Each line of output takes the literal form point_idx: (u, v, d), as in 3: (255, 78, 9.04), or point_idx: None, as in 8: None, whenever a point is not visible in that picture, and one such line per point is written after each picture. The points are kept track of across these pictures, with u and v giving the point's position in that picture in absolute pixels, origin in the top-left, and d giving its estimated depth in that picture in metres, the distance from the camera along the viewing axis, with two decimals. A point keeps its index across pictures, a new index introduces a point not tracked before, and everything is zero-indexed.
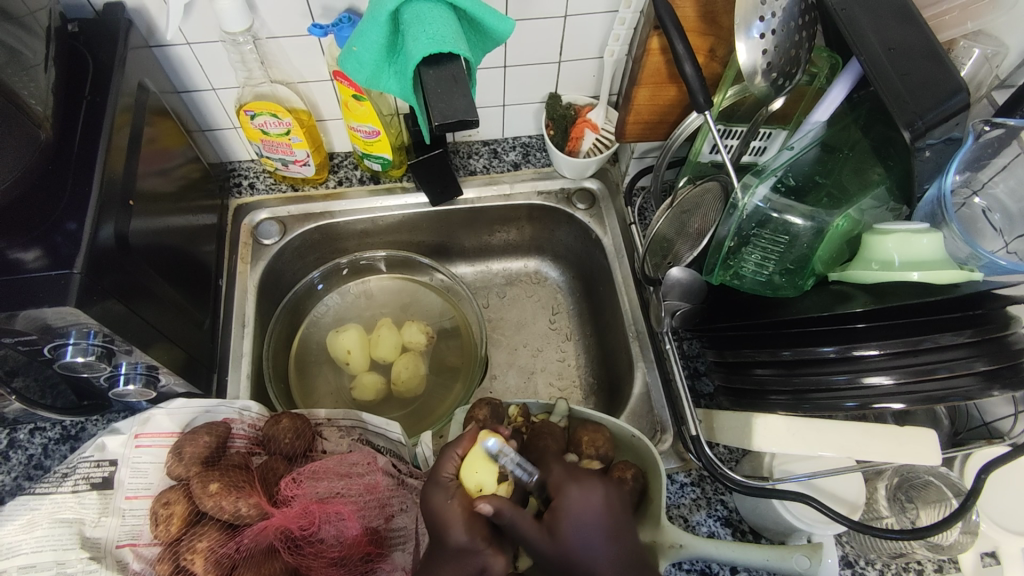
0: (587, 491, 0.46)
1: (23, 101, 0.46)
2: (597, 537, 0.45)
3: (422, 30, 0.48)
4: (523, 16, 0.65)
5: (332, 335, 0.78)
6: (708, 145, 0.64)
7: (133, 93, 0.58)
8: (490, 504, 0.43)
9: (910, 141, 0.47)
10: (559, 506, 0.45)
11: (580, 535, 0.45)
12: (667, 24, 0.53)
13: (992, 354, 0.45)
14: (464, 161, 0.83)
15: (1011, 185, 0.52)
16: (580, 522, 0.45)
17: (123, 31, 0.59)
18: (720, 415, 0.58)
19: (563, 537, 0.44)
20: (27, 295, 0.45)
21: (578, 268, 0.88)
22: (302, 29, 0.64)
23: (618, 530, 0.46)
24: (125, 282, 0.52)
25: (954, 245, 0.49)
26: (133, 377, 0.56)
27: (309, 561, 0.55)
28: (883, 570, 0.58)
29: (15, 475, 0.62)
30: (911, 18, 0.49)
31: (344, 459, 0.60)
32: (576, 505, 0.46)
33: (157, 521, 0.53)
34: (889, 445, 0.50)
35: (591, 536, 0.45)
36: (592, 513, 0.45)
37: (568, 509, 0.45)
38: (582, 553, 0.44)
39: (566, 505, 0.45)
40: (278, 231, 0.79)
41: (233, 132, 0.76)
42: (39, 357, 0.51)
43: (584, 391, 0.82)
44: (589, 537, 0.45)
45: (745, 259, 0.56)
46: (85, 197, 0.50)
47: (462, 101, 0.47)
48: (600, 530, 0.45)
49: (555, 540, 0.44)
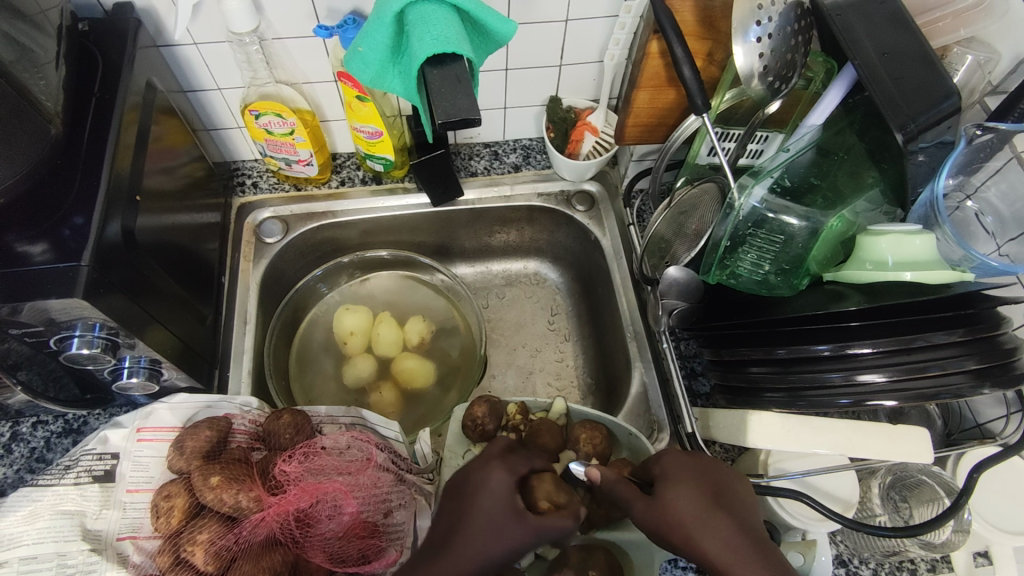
0: (685, 458, 0.49)
1: (34, 96, 0.47)
2: (698, 496, 0.45)
3: (427, 31, 0.49)
4: (526, 20, 0.66)
5: (338, 314, 0.80)
6: (706, 147, 0.65)
7: (141, 92, 0.59)
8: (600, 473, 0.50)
9: (903, 144, 0.48)
10: (660, 470, 0.48)
11: (677, 489, 0.46)
12: (666, 28, 0.54)
13: (983, 353, 0.46)
14: (466, 163, 0.84)
15: (1003, 189, 0.54)
16: (680, 484, 0.46)
17: (132, 31, 0.60)
18: (716, 414, 0.58)
19: (665, 495, 0.46)
20: (36, 286, 0.46)
21: (577, 270, 0.88)
22: (307, 30, 0.65)
23: (719, 499, 0.46)
24: (130, 276, 0.53)
25: (946, 247, 0.50)
26: (137, 370, 0.56)
27: (310, 551, 0.56)
28: (877, 570, 0.58)
29: (17, 467, 0.62)
30: (905, 26, 0.50)
31: (309, 441, 0.60)
32: (674, 468, 0.48)
33: (157, 514, 0.53)
34: (880, 443, 0.51)
35: (689, 495, 0.46)
36: (691, 472, 0.47)
37: (667, 472, 0.48)
38: (676, 519, 0.44)
39: (665, 469, 0.48)
40: (280, 229, 0.80)
41: (237, 132, 0.77)
42: (45, 349, 0.52)
43: (582, 391, 0.83)
44: (687, 481, 0.47)
45: (741, 258, 0.57)
46: (92, 193, 0.50)
47: (466, 100, 0.48)
48: (702, 492, 0.46)
49: (657, 499, 0.46)
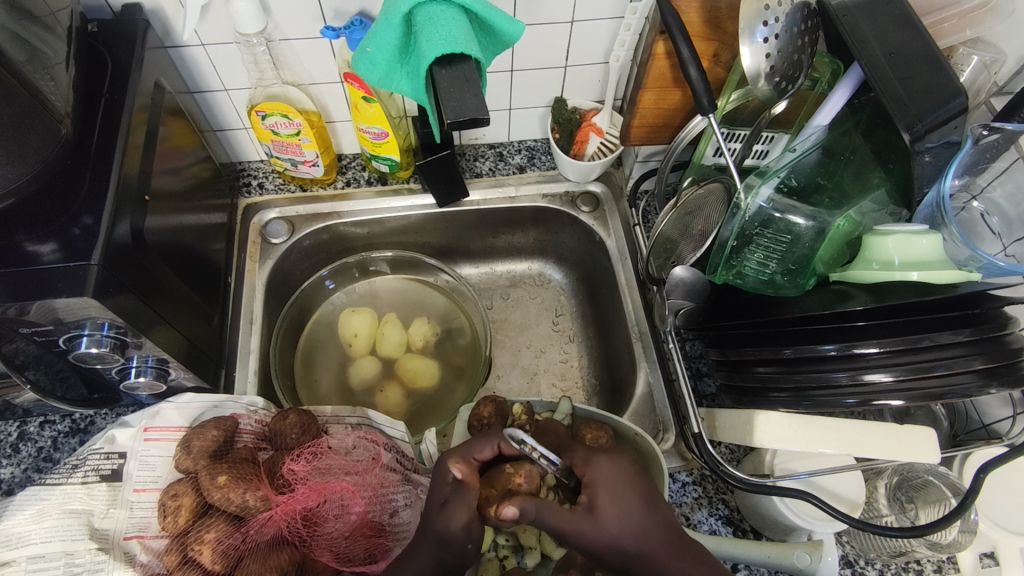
0: (615, 465, 0.47)
1: (45, 97, 0.47)
2: (637, 510, 0.45)
3: (436, 31, 0.49)
4: (532, 20, 0.67)
5: (343, 315, 0.80)
6: (711, 149, 0.65)
7: (149, 93, 0.60)
8: (515, 509, 0.40)
9: (910, 143, 0.48)
10: (592, 481, 0.46)
11: (619, 500, 0.45)
12: (672, 29, 0.55)
13: (990, 353, 0.46)
14: (471, 164, 0.84)
15: (1009, 189, 0.53)
16: (618, 500, 0.45)
17: (141, 32, 0.60)
18: (722, 414, 0.59)
19: (603, 516, 0.44)
20: (46, 285, 0.46)
21: (582, 271, 0.89)
22: (314, 31, 0.66)
23: (652, 502, 0.46)
24: (140, 277, 0.53)
25: (954, 248, 0.50)
26: (144, 370, 0.57)
27: (317, 550, 0.56)
28: (883, 570, 0.58)
29: (25, 467, 0.63)
30: (911, 25, 0.50)
31: (315, 441, 0.60)
32: (607, 478, 0.46)
33: (164, 513, 0.53)
34: (887, 443, 0.51)
35: (627, 510, 0.44)
36: (625, 481, 0.46)
37: (602, 483, 0.46)
38: (621, 534, 0.43)
39: (597, 479, 0.46)
40: (286, 230, 0.80)
41: (244, 132, 0.78)
42: (54, 348, 0.52)
43: (587, 392, 0.83)
44: (617, 496, 0.45)
45: (747, 258, 0.57)
46: (102, 194, 0.51)
47: (474, 100, 0.48)
48: (636, 502, 0.45)
49: (595, 519, 0.43)
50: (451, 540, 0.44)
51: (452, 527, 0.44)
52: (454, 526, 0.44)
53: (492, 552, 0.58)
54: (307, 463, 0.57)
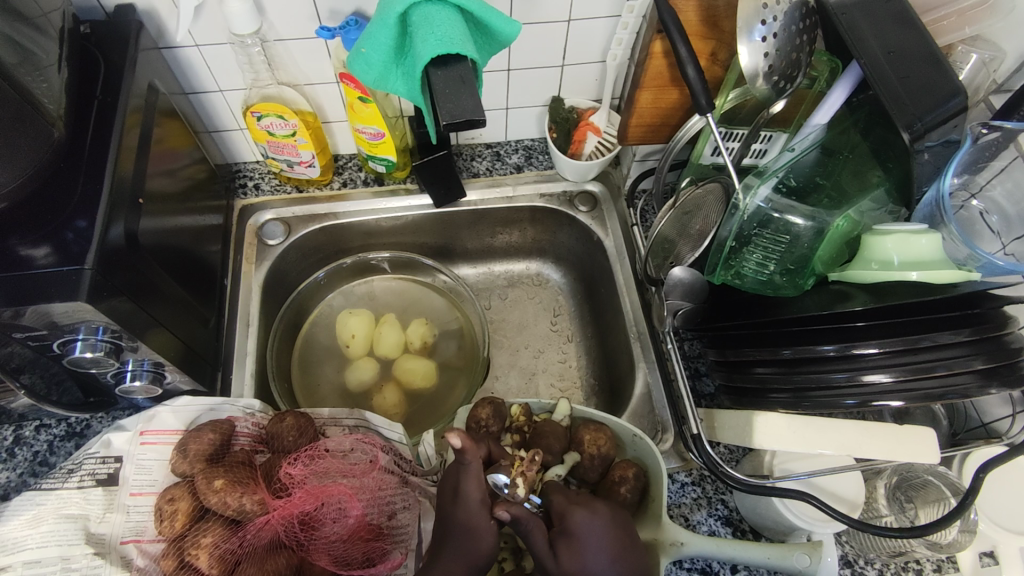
0: (593, 515, 0.47)
1: (37, 99, 0.46)
2: (603, 563, 0.45)
3: (431, 32, 0.49)
4: (528, 20, 0.66)
5: (341, 316, 0.80)
6: (709, 148, 0.65)
7: (143, 95, 0.59)
8: (509, 512, 0.43)
9: (909, 143, 0.48)
10: (566, 528, 0.46)
11: (586, 556, 0.45)
12: (670, 28, 0.54)
13: (990, 353, 0.46)
14: (468, 164, 0.84)
15: (1008, 187, 0.53)
16: (586, 551, 0.45)
17: (135, 33, 0.60)
18: (721, 414, 0.58)
19: (568, 562, 0.45)
20: (39, 289, 0.46)
21: (580, 270, 0.88)
22: (309, 32, 0.65)
23: (624, 553, 0.47)
24: (135, 281, 0.52)
25: (952, 247, 0.50)
26: (140, 373, 0.56)
27: (314, 554, 0.56)
28: (883, 570, 0.58)
29: (20, 471, 0.62)
30: (910, 23, 0.50)
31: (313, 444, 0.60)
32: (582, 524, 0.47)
33: (161, 517, 0.53)
34: (887, 443, 0.51)
35: (598, 559, 0.45)
36: (600, 531, 0.47)
37: (573, 531, 0.46)
38: None
39: (570, 529, 0.46)
40: (282, 232, 0.80)
41: (239, 133, 0.77)
42: (48, 353, 0.51)
43: (585, 392, 0.83)
44: (589, 553, 0.45)
45: (746, 258, 0.57)
46: (95, 197, 0.50)
47: (470, 101, 0.48)
48: (603, 555, 0.46)
49: (560, 564, 0.45)
50: (473, 532, 0.45)
51: (471, 518, 0.46)
52: (472, 515, 0.46)
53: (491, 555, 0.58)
54: (305, 467, 0.57)
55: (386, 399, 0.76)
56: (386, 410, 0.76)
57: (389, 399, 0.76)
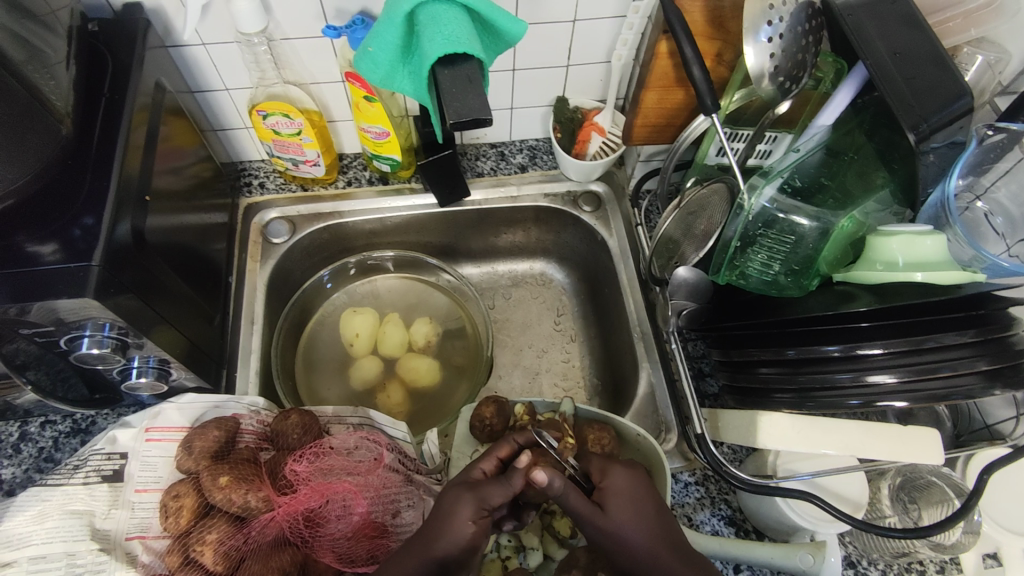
0: (632, 474, 0.50)
1: (45, 97, 0.46)
2: (645, 519, 0.47)
3: (438, 31, 0.49)
4: (534, 19, 0.66)
5: (344, 315, 0.80)
6: (714, 148, 0.65)
7: (150, 93, 0.59)
8: (544, 474, 0.45)
9: (915, 144, 0.48)
10: (607, 487, 0.48)
11: (630, 512, 0.47)
12: (676, 29, 0.54)
13: (995, 354, 0.46)
14: (472, 164, 0.84)
15: (1012, 190, 0.53)
16: (631, 505, 0.47)
17: (142, 31, 0.60)
18: (725, 414, 0.59)
19: (614, 515, 0.47)
20: (47, 286, 0.46)
21: (584, 270, 0.88)
22: (316, 31, 0.66)
23: (661, 512, 0.48)
24: (141, 277, 0.53)
25: (957, 248, 0.50)
26: (146, 370, 0.57)
27: (319, 551, 0.56)
28: (886, 571, 0.58)
29: (26, 467, 0.63)
30: (917, 25, 0.50)
31: (317, 441, 0.60)
32: (620, 484, 0.49)
33: (166, 514, 0.53)
34: (891, 443, 0.51)
35: (636, 519, 0.47)
36: (637, 490, 0.49)
37: (614, 488, 0.48)
38: (630, 537, 0.46)
39: (612, 484, 0.49)
40: (287, 230, 0.80)
41: (245, 132, 0.78)
42: (55, 349, 0.52)
43: (589, 391, 0.83)
44: (632, 509, 0.47)
45: (750, 258, 0.57)
46: (102, 195, 0.50)
47: (477, 99, 0.48)
48: (647, 511, 0.47)
49: (607, 515, 0.47)
50: (447, 532, 0.45)
51: (453, 523, 0.45)
52: (456, 520, 0.45)
53: (494, 553, 0.58)
54: (312, 464, 0.57)
55: (393, 396, 0.76)
56: (393, 407, 0.76)
57: (395, 395, 0.76)
